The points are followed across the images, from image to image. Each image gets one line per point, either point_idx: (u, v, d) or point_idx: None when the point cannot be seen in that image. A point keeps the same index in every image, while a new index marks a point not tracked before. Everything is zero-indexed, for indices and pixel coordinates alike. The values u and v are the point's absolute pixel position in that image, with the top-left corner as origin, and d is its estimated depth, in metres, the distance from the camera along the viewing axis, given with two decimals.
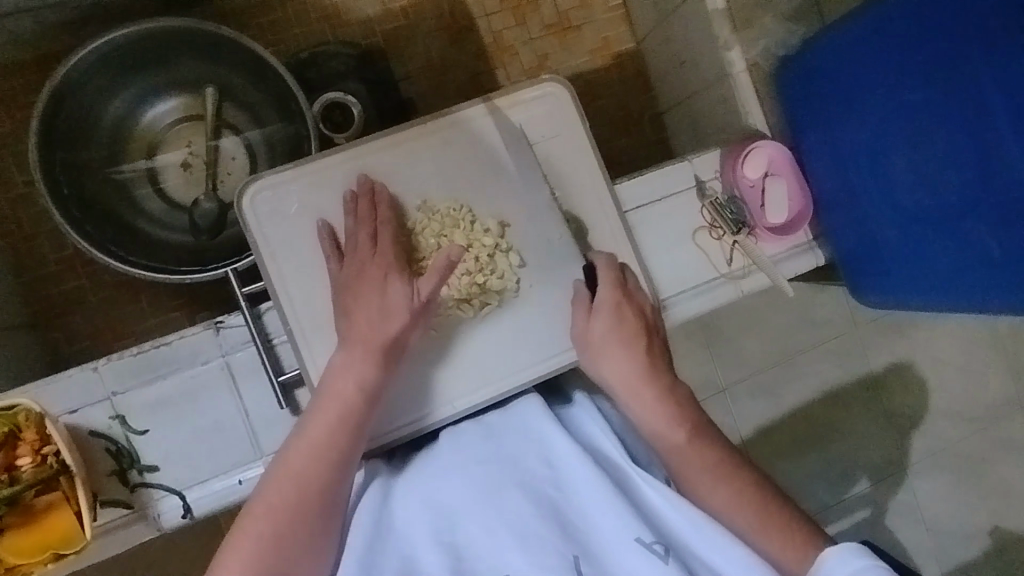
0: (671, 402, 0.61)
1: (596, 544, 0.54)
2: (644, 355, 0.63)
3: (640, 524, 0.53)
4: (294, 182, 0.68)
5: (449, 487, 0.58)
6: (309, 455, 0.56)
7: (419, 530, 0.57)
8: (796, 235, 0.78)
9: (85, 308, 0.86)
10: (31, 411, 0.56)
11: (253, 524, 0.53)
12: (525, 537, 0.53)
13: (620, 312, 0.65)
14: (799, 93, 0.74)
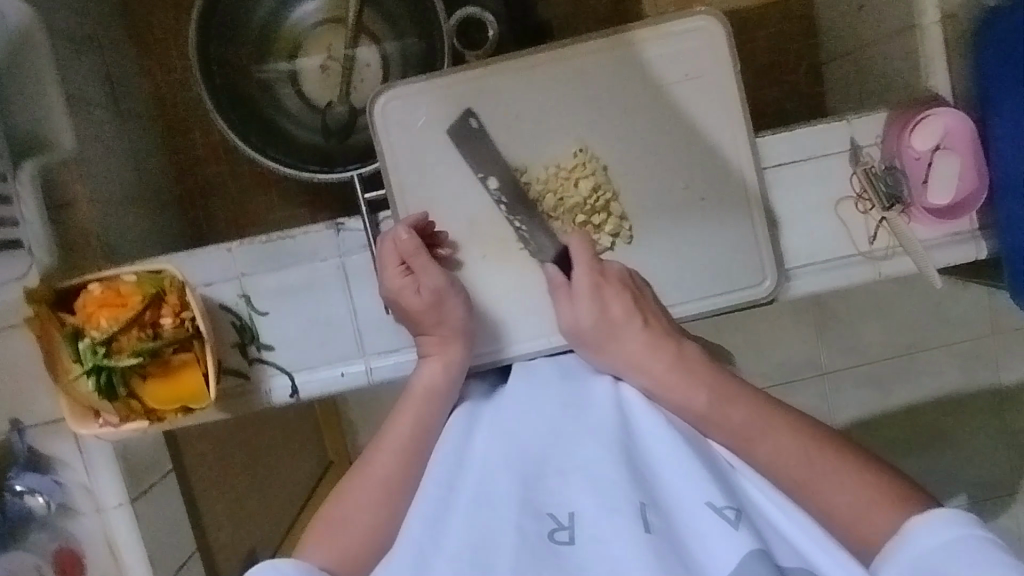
0: (681, 366, 0.58)
1: (665, 497, 0.48)
2: (638, 331, 0.60)
3: (714, 486, 0.48)
4: (423, 95, 0.67)
5: (517, 416, 0.56)
6: (402, 447, 0.58)
7: (488, 455, 0.53)
8: (957, 221, 0.70)
9: (225, 194, 0.93)
10: (175, 277, 0.62)
11: (351, 502, 0.56)
12: (594, 478, 0.48)
13: (602, 292, 0.61)
14: (996, 53, 0.62)
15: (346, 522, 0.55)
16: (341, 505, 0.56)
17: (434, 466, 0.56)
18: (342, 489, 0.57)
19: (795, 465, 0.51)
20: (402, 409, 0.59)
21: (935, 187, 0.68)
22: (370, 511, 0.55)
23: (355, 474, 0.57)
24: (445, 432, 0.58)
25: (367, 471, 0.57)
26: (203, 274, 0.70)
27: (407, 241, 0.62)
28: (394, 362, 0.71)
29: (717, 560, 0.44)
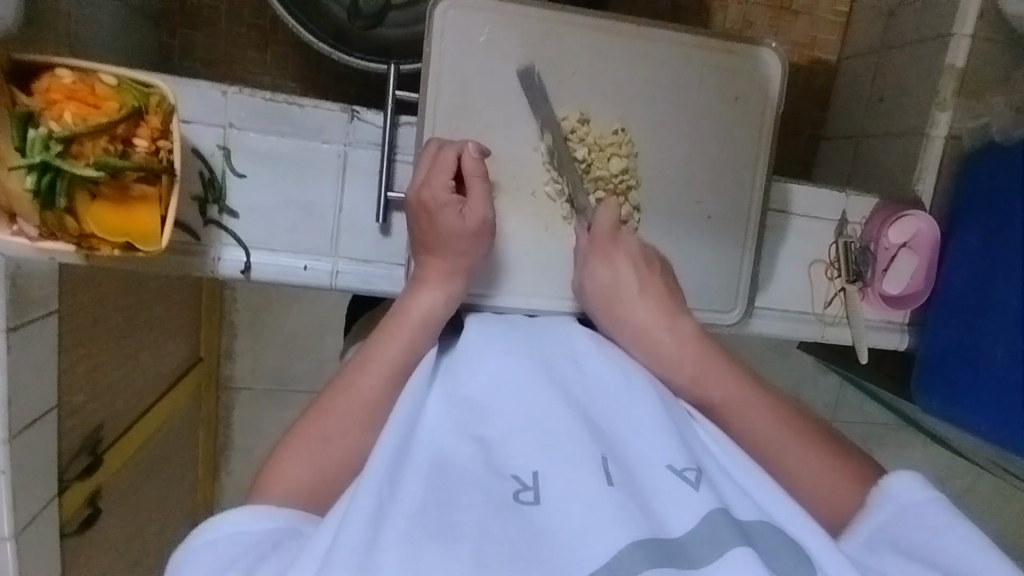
0: (683, 343, 0.58)
1: (627, 458, 0.49)
2: (643, 303, 0.60)
3: (676, 447, 0.49)
4: (490, 14, 0.63)
5: (480, 370, 0.55)
6: (391, 369, 0.57)
7: (446, 418, 0.51)
8: (898, 313, 0.78)
9: (210, 29, 0.84)
10: (164, 100, 0.54)
11: (332, 420, 0.55)
12: (556, 439, 0.48)
13: (610, 260, 0.62)
14: (988, 184, 0.71)
15: (327, 442, 0.54)
16: (322, 422, 0.55)
17: (404, 402, 0.53)
18: (326, 405, 0.56)
19: (804, 459, 0.54)
20: (394, 332, 0.58)
21: (891, 278, 0.76)
22: (350, 431, 0.55)
23: (337, 392, 0.56)
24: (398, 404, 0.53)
25: (351, 390, 0.56)
26: (186, 109, 0.61)
27: (446, 174, 0.61)
28: (364, 273, 0.66)
29: (675, 517, 0.45)
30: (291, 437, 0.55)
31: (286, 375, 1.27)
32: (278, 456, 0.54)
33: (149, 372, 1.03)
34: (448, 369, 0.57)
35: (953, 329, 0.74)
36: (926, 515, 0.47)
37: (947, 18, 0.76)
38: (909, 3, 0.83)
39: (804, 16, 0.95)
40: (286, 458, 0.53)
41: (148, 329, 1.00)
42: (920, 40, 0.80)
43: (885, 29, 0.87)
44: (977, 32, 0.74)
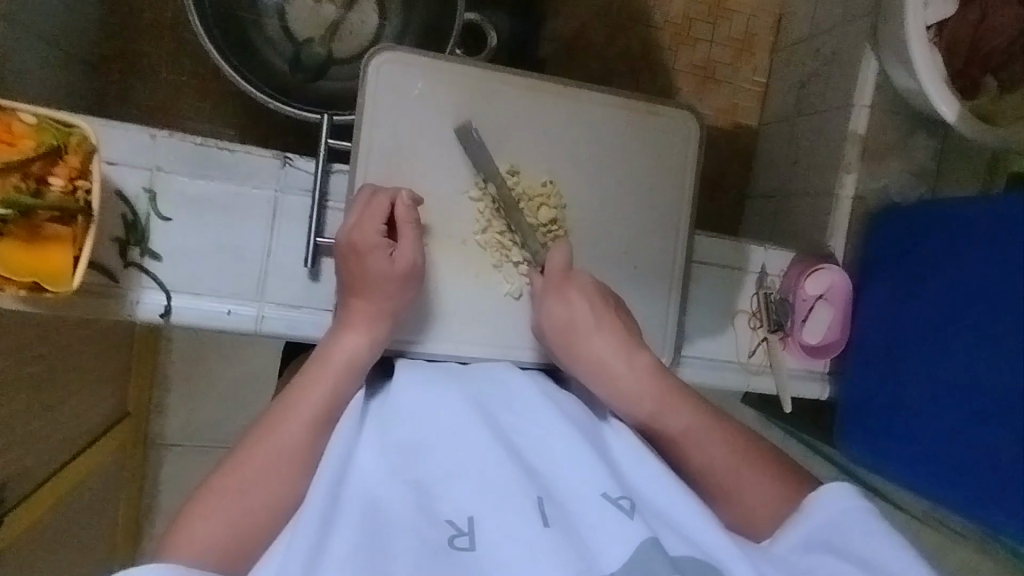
0: (638, 374, 0.59)
1: (560, 490, 0.50)
2: (598, 335, 0.61)
3: (608, 478, 0.50)
4: (423, 70, 0.66)
5: (414, 410, 0.55)
6: (315, 416, 0.56)
7: (379, 460, 0.51)
8: (818, 362, 0.81)
9: (150, 76, 0.85)
10: (85, 139, 0.53)
11: (253, 470, 0.53)
12: (487, 482, 0.49)
13: (567, 295, 0.62)
14: (896, 243, 0.76)
15: (246, 493, 0.52)
16: (241, 473, 0.53)
17: (332, 445, 0.52)
18: (246, 455, 0.54)
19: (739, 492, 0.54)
20: (318, 377, 0.58)
21: (809, 328, 0.80)
22: (270, 481, 0.53)
23: (259, 439, 0.55)
24: (330, 444, 0.53)
25: (273, 437, 0.55)
26: (111, 151, 0.61)
27: (377, 219, 0.62)
28: (291, 318, 0.66)
29: (612, 547, 0.46)
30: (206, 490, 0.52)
31: (222, 431, 1.22)
32: (190, 511, 0.51)
33: (77, 428, 0.97)
34: (377, 414, 0.57)
35: (870, 378, 0.77)
36: (855, 522, 0.51)
37: (848, 90, 0.83)
38: (817, 76, 0.90)
39: (726, 85, 1.02)
40: (199, 512, 0.51)
41: (74, 385, 0.94)
42: (827, 109, 0.87)
43: (798, 99, 0.94)
44: (875, 103, 0.81)
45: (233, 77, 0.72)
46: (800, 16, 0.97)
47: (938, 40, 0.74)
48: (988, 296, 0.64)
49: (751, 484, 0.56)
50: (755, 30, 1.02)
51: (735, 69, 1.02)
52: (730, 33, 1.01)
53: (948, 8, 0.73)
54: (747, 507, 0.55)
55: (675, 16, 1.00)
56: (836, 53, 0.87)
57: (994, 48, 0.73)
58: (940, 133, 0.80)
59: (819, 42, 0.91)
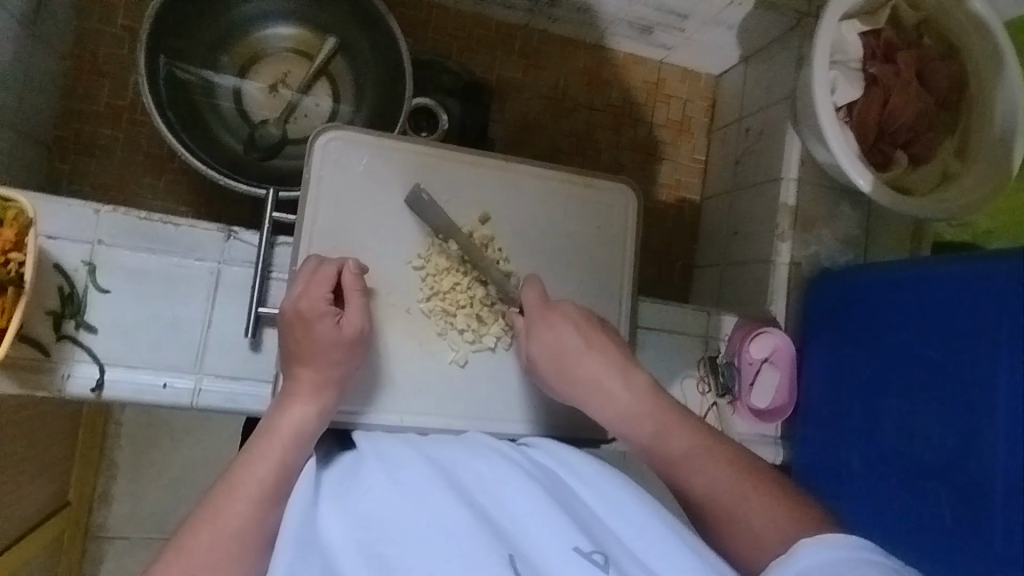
0: (632, 393, 0.63)
1: (531, 548, 0.51)
2: (591, 358, 0.64)
3: (579, 533, 0.52)
4: (368, 147, 0.69)
5: (370, 484, 0.56)
6: (260, 493, 0.56)
7: (342, 533, 0.52)
8: (768, 426, 0.82)
9: (106, 156, 0.87)
10: (22, 213, 0.54)
11: (195, 556, 0.52)
12: (452, 539, 0.50)
13: (552, 323, 0.65)
14: (831, 304, 0.79)
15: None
16: (183, 561, 0.52)
17: (291, 516, 0.53)
18: (186, 541, 0.53)
19: None
20: (264, 450, 0.57)
21: (756, 392, 0.81)
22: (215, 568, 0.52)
23: (202, 522, 0.54)
24: (286, 516, 0.54)
25: (213, 518, 0.54)
26: (51, 225, 0.61)
27: (324, 288, 0.62)
28: (229, 391, 0.65)
29: None
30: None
31: (169, 519, 1.15)
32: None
33: (16, 524, 0.91)
34: (335, 483, 0.57)
35: (818, 441, 0.78)
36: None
37: (776, 165, 0.89)
38: (749, 153, 0.96)
39: (667, 162, 1.08)
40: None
41: (21, 470, 0.89)
42: (760, 183, 0.92)
43: (734, 174, 1.00)
44: (801, 176, 0.86)
45: (184, 155, 0.73)
46: (730, 99, 1.04)
47: (848, 119, 0.80)
48: (907, 359, 0.69)
49: (748, 509, 0.57)
50: (691, 112, 1.09)
51: (675, 148, 1.08)
52: (668, 115, 1.08)
53: (855, 91, 0.79)
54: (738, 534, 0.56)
55: (616, 101, 1.07)
56: (763, 132, 0.93)
57: (900, 127, 0.80)
58: (862, 204, 0.86)
59: (749, 122, 0.98)
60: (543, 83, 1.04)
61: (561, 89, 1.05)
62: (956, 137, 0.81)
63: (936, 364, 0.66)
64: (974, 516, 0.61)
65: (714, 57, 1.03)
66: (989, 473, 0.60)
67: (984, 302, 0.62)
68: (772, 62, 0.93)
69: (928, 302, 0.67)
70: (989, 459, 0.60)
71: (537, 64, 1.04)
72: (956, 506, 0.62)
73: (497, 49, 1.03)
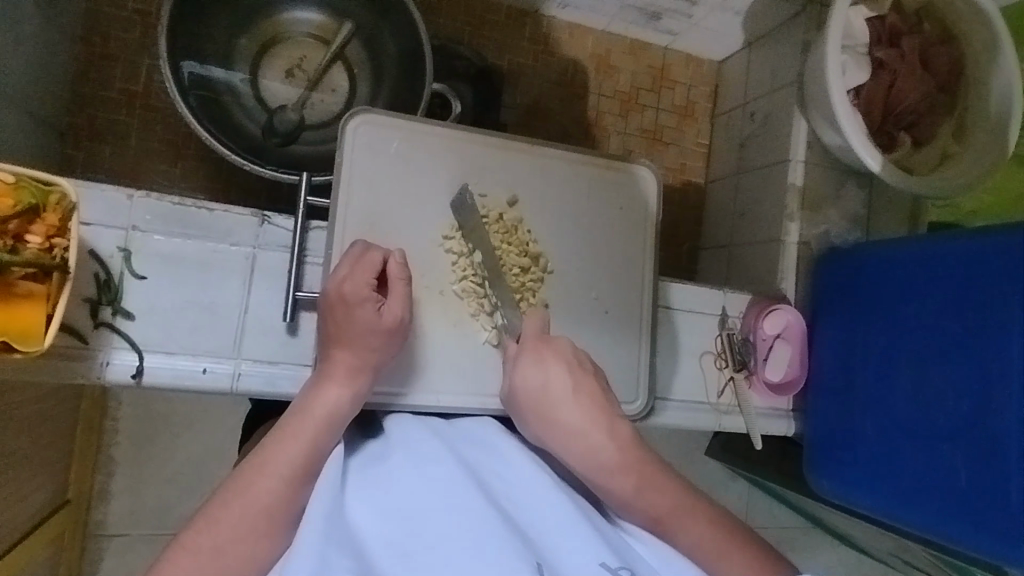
0: (614, 441, 0.61)
1: (557, 556, 0.52)
2: (576, 406, 0.62)
3: (604, 548, 0.52)
4: (397, 130, 0.70)
5: (405, 474, 0.57)
6: (294, 471, 0.56)
7: (379, 518, 0.53)
8: (781, 398, 0.86)
9: (119, 142, 0.86)
10: (64, 198, 0.53)
11: (244, 534, 0.53)
12: (483, 536, 0.50)
13: (541, 358, 0.63)
14: (839, 282, 0.82)
15: (226, 557, 0.52)
16: (220, 540, 0.52)
17: (317, 500, 0.53)
18: (217, 512, 0.54)
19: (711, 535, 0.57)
20: (299, 430, 0.58)
21: (770, 366, 0.85)
22: (246, 539, 0.53)
23: (233, 495, 0.55)
24: (313, 498, 0.54)
25: (247, 495, 0.54)
26: (87, 212, 0.61)
27: (368, 273, 0.63)
28: (267, 375, 0.65)
29: None
30: (188, 561, 0.51)
31: (175, 513, 1.14)
32: (158, 569, 0.50)
33: (20, 521, 0.89)
34: (360, 472, 0.58)
35: (830, 412, 0.81)
36: None
37: (784, 147, 0.91)
38: (755, 137, 0.99)
39: (673, 146, 1.11)
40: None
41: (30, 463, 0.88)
42: (766, 165, 0.95)
43: (739, 158, 1.03)
44: (809, 158, 0.89)
45: (208, 140, 0.72)
46: (734, 84, 1.07)
47: (857, 101, 0.83)
48: (918, 329, 0.72)
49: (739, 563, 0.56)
50: (696, 97, 1.11)
51: (680, 132, 1.11)
52: (673, 101, 1.11)
53: (862, 74, 0.82)
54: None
55: (623, 86, 1.09)
56: (769, 116, 0.96)
57: (905, 108, 0.83)
58: (866, 184, 0.90)
59: (754, 107, 1.01)
60: (552, 68, 1.06)
61: (569, 75, 1.06)
62: (955, 117, 0.85)
63: (948, 332, 0.69)
64: (988, 470, 0.64)
65: (719, 43, 1.06)
66: (1002, 429, 0.63)
67: (993, 269, 0.66)
68: (776, 48, 0.96)
69: (937, 277, 0.71)
70: (1003, 421, 0.63)
71: (546, 50, 1.05)
72: (971, 466, 0.66)
73: (507, 34, 1.03)
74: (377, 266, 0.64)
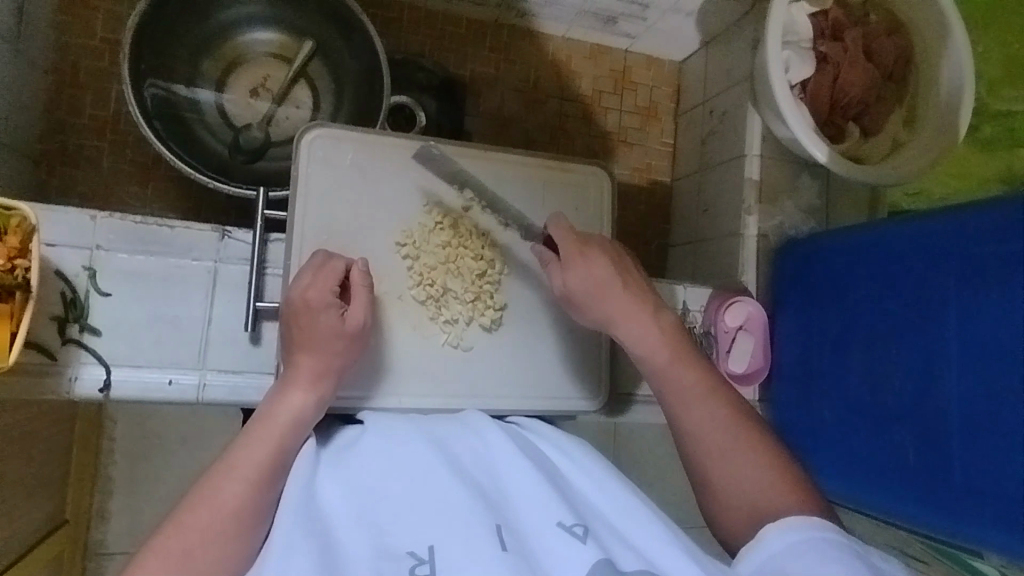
0: (658, 326, 0.66)
1: (518, 521, 0.55)
2: (622, 291, 0.67)
3: (560, 508, 0.55)
4: (350, 143, 0.72)
5: (370, 466, 0.59)
6: (260, 474, 0.58)
7: (348, 509, 0.55)
8: (745, 389, 0.87)
9: (92, 167, 0.90)
10: (26, 221, 0.56)
11: (211, 536, 0.54)
12: (447, 514, 0.54)
13: (586, 258, 0.68)
14: (795, 270, 0.84)
15: (193, 559, 0.53)
16: (187, 544, 0.54)
17: (288, 495, 0.56)
18: (183, 516, 0.55)
19: (726, 432, 0.61)
20: (262, 434, 0.59)
21: (733, 358, 0.86)
22: (213, 541, 0.54)
23: (199, 499, 0.56)
24: (288, 491, 0.57)
25: (215, 498, 0.56)
26: (50, 234, 0.63)
27: (332, 281, 0.65)
28: (232, 384, 0.67)
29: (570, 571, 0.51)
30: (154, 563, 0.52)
31: None
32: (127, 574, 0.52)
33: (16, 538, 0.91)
34: (331, 461, 0.60)
35: (792, 399, 0.83)
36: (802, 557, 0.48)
37: (740, 143, 0.94)
38: (714, 134, 1.01)
39: (637, 147, 1.13)
40: None
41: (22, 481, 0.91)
42: (726, 161, 0.97)
43: (701, 155, 1.05)
44: (764, 152, 0.91)
45: (171, 160, 0.75)
46: (694, 83, 1.09)
47: (803, 95, 0.86)
48: (867, 315, 0.74)
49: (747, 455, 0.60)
50: (657, 98, 1.14)
51: (644, 133, 1.13)
52: (636, 102, 1.13)
53: (807, 69, 0.85)
54: (738, 488, 0.59)
55: (585, 91, 1.11)
56: (725, 113, 0.99)
57: (852, 99, 0.86)
58: (822, 175, 0.92)
59: (712, 105, 1.03)
60: (515, 75, 1.08)
61: (532, 83, 1.09)
62: (906, 106, 0.86)
63: (895, 315, 0.71)
64: (934, 446, 0.66)
65: (676, 43, 1.08)
66: (947, 407, 0.65)
67: (937, 254, 0.67)
68: (729, 46, 0.99)
69: (884, 263, 0.72)
70: (949, 399, 0.65)
71: (508, 59, 1.08)
72: (917, 444, 0.68)
73: (468, 45, 1.06)
74: (339, 275, 0.66)
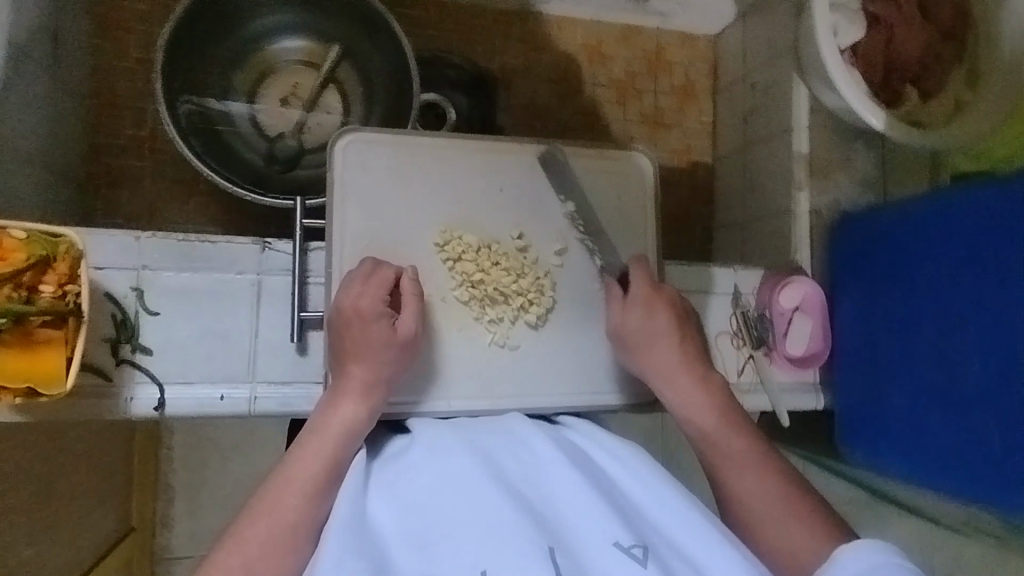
0: (706, 387, 0.68)
1: (573, 538, 0.54)
2: (674, 346, 0.69)
3: (617, 526, 0.54)
4: (385, 146, 0.71)
5: (421, 478, 0.57)
6: (313, 486, 0.57)
7: (398, 523, 0.54)
8: (806, 372, 0.83)
9: (134, 187, 0.92)
10: (73, 247, 0.56)
11: (271, 550, 0.55)
12: (499, 530, 0.52)
13: (646, 310, 0.70)
14: (853, 247, 0.79)
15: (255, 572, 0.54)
16: (248, 558, 0.54)
17: (341, 503, 0.55)
18: (243, 530, 0.55)
19: (773, 496, 0.63)
20: (316, 445, 0.59)
21: (791, 340, 0.82)
22: (271, 558, 0.55)
23: (256, 514, 0.56)
24: (337, 503, 0.55)
25: (272, 513, 0.56)
26: (98, 257, 0.64)
27: (381, 289, 0.64)
28: (283, 396, 0.67)
29: None
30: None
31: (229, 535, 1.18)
32: None
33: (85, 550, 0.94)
34: (381, 472, 0.59)
35: (857, 383, 0.79)
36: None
37: (786, 117, 0.89)
38: (757, 109, 0.97)
39: (676, 128, 1.09)
40: None
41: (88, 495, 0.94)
42: (772, 136, 0.93)
43: (745, 132, 1.00)
44: (812, 125, 0.87)
45: (207, 176, 0.73)
46: (733, 58, 1.04)
47: (854, 59, 0.82)
48: (937, 291, 0.69)
49: (790, 520, 0.61)
50: (694, 75, 1.09)
51: (682, 113, 1.09)
52: (672, 82, 1.09)
53: (857, 32, 0.80)
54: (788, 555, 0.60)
55: (619, 74, 1.07)
56: (768, 86, 0.94)
57: (908, 60, 0.80)
58: (878, 145, 0.87)
59: (753, 78, 0.98)
60: (545, 64, 1.05)
61: (563, 70, 1.06)
62: None
63: (970, 291, 0.66)
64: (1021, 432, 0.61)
65: (711, 17, 1.04)
66: None
67: (1009, 218, 0.62)
68: (769, 16, 0.93)
69: (955, 235, 0.67)
70: None
71: (537, 48, 1.05)
72: (1002, 430, 0.62)
73: (495, 37, 1.04)
74: (388, 284, 0.64)
